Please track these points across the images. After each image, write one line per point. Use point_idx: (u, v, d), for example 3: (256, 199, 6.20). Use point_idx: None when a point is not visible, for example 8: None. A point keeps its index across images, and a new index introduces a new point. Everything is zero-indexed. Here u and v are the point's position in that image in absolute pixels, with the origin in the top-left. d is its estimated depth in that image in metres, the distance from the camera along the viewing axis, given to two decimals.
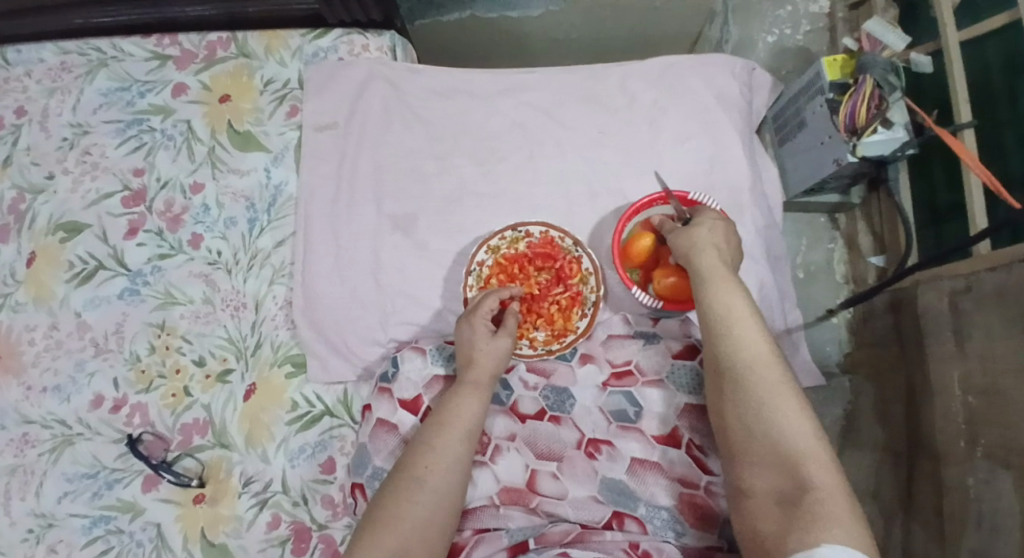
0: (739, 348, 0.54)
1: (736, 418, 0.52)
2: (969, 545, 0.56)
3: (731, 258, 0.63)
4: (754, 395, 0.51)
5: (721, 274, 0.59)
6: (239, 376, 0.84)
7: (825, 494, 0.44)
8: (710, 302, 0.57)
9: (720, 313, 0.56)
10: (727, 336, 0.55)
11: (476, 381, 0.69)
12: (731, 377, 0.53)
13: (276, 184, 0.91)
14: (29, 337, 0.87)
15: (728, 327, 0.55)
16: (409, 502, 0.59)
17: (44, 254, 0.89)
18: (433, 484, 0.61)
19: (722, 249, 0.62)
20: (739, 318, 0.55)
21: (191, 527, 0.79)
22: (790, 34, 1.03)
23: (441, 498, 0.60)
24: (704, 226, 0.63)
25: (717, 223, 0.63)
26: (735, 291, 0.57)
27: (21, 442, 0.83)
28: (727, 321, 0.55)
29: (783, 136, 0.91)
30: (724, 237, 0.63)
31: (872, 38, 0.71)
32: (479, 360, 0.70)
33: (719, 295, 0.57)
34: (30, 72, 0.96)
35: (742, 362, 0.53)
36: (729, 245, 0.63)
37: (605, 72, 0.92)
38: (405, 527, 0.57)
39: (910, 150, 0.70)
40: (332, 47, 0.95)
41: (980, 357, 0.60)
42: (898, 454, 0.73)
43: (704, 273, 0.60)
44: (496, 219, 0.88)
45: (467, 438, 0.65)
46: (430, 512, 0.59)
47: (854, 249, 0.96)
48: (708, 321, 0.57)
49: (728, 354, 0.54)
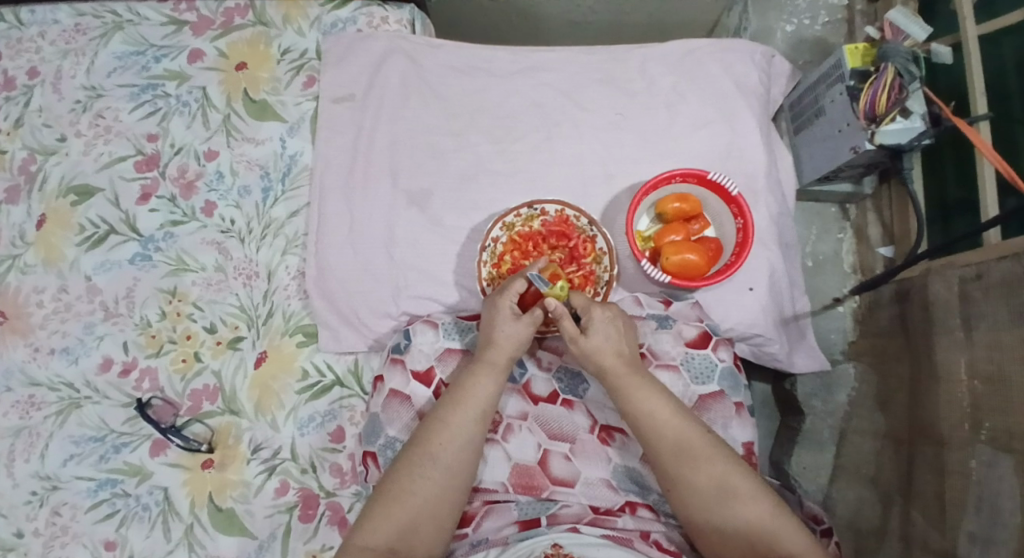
0: (681, 450, 0.59)
1: (703, 514, 0.57)
2: (968, 529, 0.58)
3: (620, 339, 0.65)
4: (716, 500, 0.56)
5: (632, 380, 0.62)
6: (250, 344, 0.85)
7: (758, 524, 0.54)
8: (640, 412, 0.61)
9: (660, 431, 0.60)
10: (663, 443, 0.59)
11: (499, 367, 0.66)
12: (690, 488, 0.58)
13: (291, 154, 0.91)
14: (38, 299, 0.86)
15: (663, 436, 0.60)
16: (422, 476, 0.60)
17: (55, 216, 0.88)
18: (446, 460, 0.61)
19: (612, 338, 0.65)
20: (670, 421, 0.60)
21: (199, 491, 0.79)
22: (808, 25, 1.02)
23: (454, 475, 0.61)
24: (597, 326, 0.64)
25: (606, 318, 0.65)
26: (656, 398, 0.61)
27: (28, 404, 0.82)
28: (661, 429, 0.60)
29: (800, 124, 0.92)
30: (618, 335, 0.65)
31: (895, 28, 0.72)
32: (500, 342, 0.67)
33: (634, 392, 0.62)
34: (44, 33, 0.95)
35: (670, 437, 0.59)
36: (627, 346, 0.65)
37: (625, 55, 0.93)
38: (415, 502, 0.58)
39: (925, 139, 0.72)
40: (350, 18, 0.96)
41: (988, 345, 0.61)
42: (899, 440, 0.74)
43: (612, 373, 0.63)
44: (510, 197, 0.88)
45: (483, 418, 0.64)
46: (442, 489, 0.60)
47: (862, 239, 0.98)
48: (649, 437, 0.60)
49: (678, 467, 0.58)
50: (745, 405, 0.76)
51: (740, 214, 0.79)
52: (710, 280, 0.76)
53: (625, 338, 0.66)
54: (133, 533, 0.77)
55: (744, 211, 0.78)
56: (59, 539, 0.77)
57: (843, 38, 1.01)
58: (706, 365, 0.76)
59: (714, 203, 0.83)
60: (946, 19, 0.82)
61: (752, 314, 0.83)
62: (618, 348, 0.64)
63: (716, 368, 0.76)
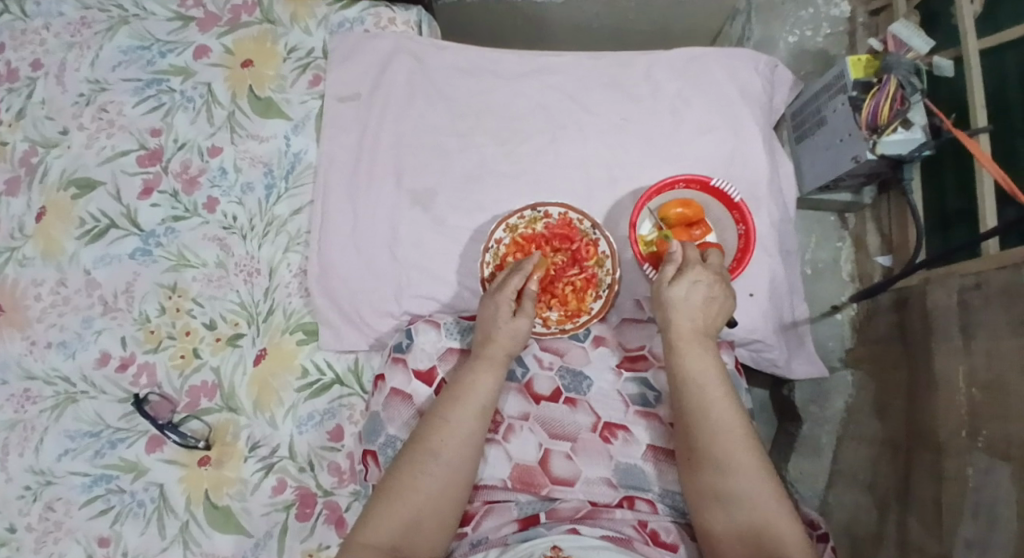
0: (717, 432, 0.58)
1: (716, 497, 0.58)
2: (965, 535, 0.58)
3: (710, 305, 0.63)
4: (732, 486, 0.56)
5: (689, 346, 0.61)
6: (250, 341, 0.84)
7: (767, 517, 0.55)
8: (685, 377, 0.60)
9: (699, 400, 0.59)
10: (699, 412, 0.59)
11: (497, 362, 0.66)
12: (713, 462, 0.58)
13: (295, 152, 0.92)
14: (36, 292, 0.85)
15: (705, 414, 0.59)
16: (424, 474, 0.59)
17: (55, 209, 0.88)
18: (448, 455, 0.61)
19: (701, 301, 0.63)
20: (717, 403, 0.59)
21: (195, 488, 0.79)
22: (810, 36, 1.03)
23: (455, 471, 0.61)
24: (688, 287, 0.63)
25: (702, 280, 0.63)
26: (711, 376, 0.60)
27: (23, 397, 0.81)
28: (705, 407, 0.59)
29: (801, 133, 0.94)
30: (705, 302, 0.63)
31: (898, 40, 0.74)
32: (497, 339, 0.67)
33: (685, 358, 0.61)
34: (48, 25, 0.95)
35: (708, 408, 0.59)
36: (709, 314, 0.63)
37: (630, 61, 0.94)
38: (418, 498, 0.58)
39: (926, 150, 0.73)
40: (358, 18, 0.97)
41: (986, 354, 0.62)
42: (896, 446, 0.75)
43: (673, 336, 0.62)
44: (514, 199, 0.89)
45: (482, 414, 0.64)
46: (442, 485, 0.60)
47: (861, 248, 0.99)
48: (689, 402, 0.60)
49: (707, 440, 0.58)
50: (745, 409, 0.76)
51: (742, 220, 0.80)
52: None
53: (718, 304, 0.63)
54: (128, 529, 0.77)
55: (746, 217, 0.79)
56: (52, 535, 0.76)
57: (845, 49, 1.02)
58: None
59: (716, 209, 0.83)
60: (948, 32, 0.83)
61: (753, 320, 0.84)
62: (696, 312, 0.62)
63: None
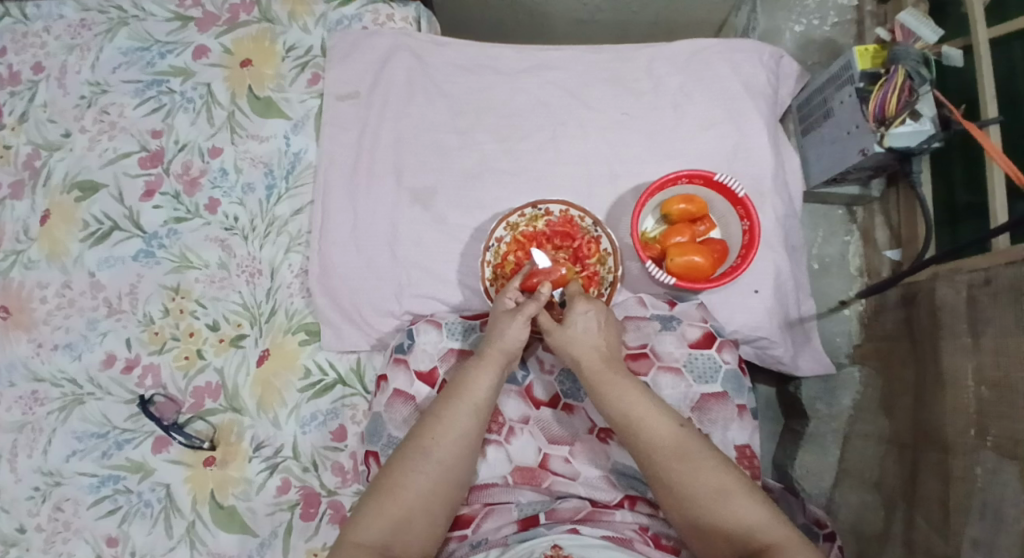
0: (662, 441, 0.58)
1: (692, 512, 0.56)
2: (972, 535, 0.57)
3: (607, 340, 0.67)
4: (706, 500, 0.55)
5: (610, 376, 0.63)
6: (253, 341, 0.85)
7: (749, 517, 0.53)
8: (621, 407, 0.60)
9: (640, 427, 0.59)
10: (645, 439, 0.59)
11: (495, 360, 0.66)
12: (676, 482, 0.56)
13: (295, 151, 0.91)
14: (41, 295, 0.86)
15: (645, 430, 0.59)
16: (415, 472, 0.59)
17: (59, 212, 0.88)
18: (439, 455, 0.60)
19: (596, 338, 0.66)
20: (648, 414, 0.59)
21: (200, 488, 0.79)
22: (817, 25, 1.01)
23: (450, 469, 0.60)
24: (577, 323, 0.66)
25: (588, 314, 0.67)
26: (637, 395, 0.61)
27: (31, 399, 0.82)
28: (641, 420, 0.59)
29: (807, 125, 0.92)
30: (602, 327, 0.67)
31: (905, 30, 0.71)
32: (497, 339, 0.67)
33: (616, 391, 0.61)
34: (48, 28, 0.95)
35: (652, 433, 0.58)
36: (605, 341, 0.67)
37: (632, 55, 0.92)
38: (409, 497, 0.58)
39: (936, 142, 0.71)
40: (356, 15, 0.96)
41: (993, 351, 0.60)
42: (903, 444, 0.74)
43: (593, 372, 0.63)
44: (515, 196, 0.88)
45: (478, 412, 0.63)
46: (433, 483, 0.59)
47: (869, 243, 0.97)
48: (633, 431, 0.59)
49: (664, 464, 0.57)
50: (748, 407, 0.75)
51: (746, 215, 0.79)
52: (715, 282, 0.75)
53: (608, 340, 0.67)
54: (135, 529, 0.77)
55: (750, 213, 0.78)
56: (62, 534, 0.77)
57: (852, 38, 1.00)
58: (711, 365, 0.75)
59: (719, 205, 0.82)
60: (958, 20, 0.81)
61: (758, 317, 0.83)
62: (602, 341, 0.66)
63: (719, 369, 0.75)
